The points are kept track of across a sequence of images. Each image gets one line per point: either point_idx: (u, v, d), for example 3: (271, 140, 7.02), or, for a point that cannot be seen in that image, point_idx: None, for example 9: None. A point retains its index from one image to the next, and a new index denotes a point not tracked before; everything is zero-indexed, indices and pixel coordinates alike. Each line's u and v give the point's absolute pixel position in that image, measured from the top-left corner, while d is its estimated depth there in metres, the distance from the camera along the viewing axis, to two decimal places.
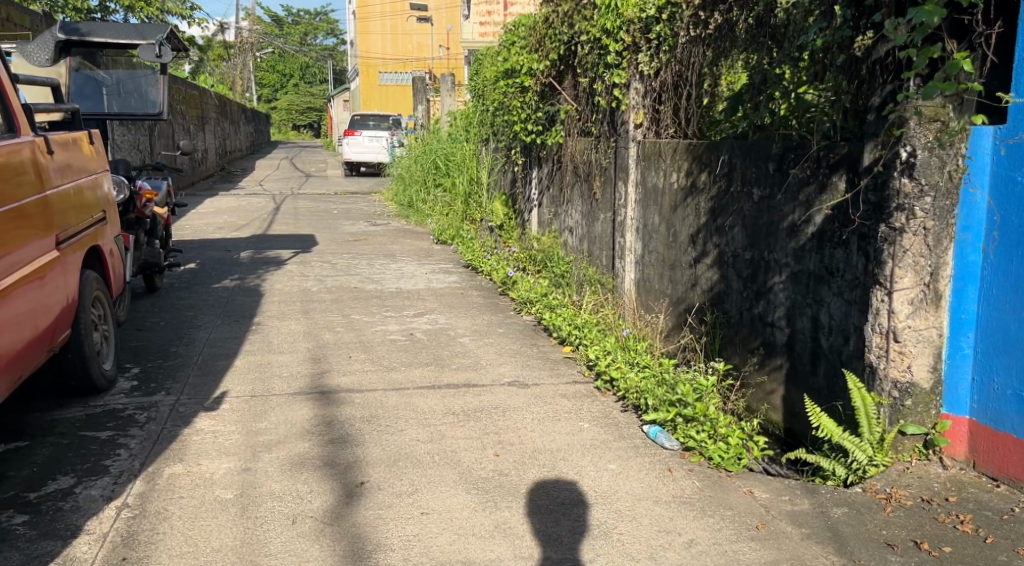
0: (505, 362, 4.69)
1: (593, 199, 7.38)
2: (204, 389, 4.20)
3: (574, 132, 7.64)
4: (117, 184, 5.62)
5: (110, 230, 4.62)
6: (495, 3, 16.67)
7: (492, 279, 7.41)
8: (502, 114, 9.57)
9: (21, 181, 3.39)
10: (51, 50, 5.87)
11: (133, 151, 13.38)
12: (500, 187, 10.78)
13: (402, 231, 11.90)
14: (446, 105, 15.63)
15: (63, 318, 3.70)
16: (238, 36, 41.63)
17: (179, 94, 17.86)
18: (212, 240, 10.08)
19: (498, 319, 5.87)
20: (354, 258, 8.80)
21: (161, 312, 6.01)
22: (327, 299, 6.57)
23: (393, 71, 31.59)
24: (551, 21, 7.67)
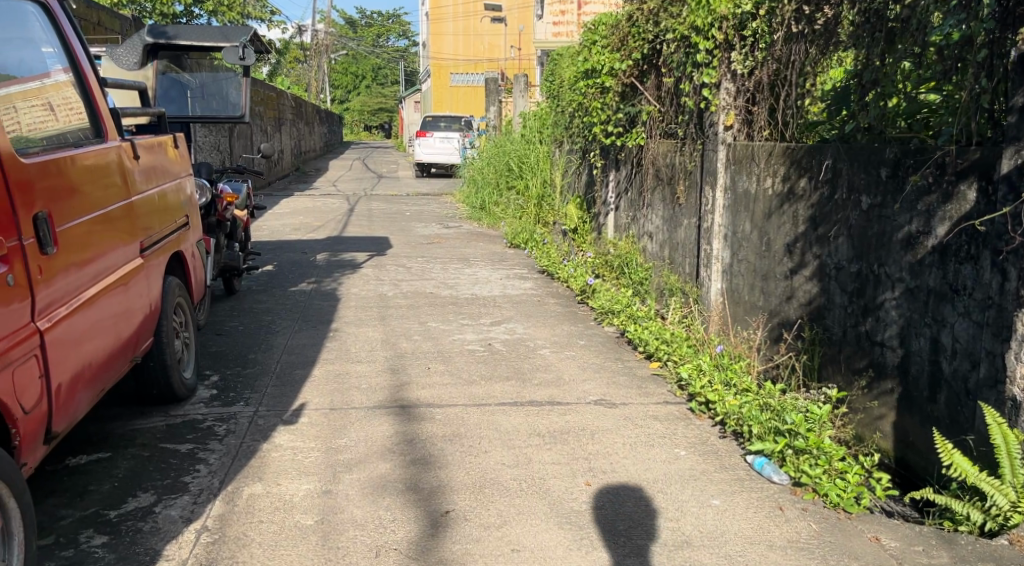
0: (589, 378, 4.48)
1: (676, 204, 7.09)
2: (283, 400, 4.11)
3: (656, 135, 7.38)
4: (200, 188, 5.62)
5: (192, 235, 4.58)
6: (569, 2, 16.46)
7: (569, 286, 7.19)
8: (580, 115, 9.34)
9: (108, 186, 3.32)
10: (140, 54, 5.94)
11: (213, 152, 13.63)
12: (574, 190, 10.55)
13: (474, 234, 11.78)
14: (518, 106, 15.48)
15: (146, 326, 3.64)
16: (314, 39, 42.52)
17: (258, 96, 18.22)
18: (288, 242, 10.15)
19: (579, 330, 5.66)
20: (428, 262, 8.70)
21: (240, 316, 6.00)
22: (403, 305, 6.46)
23: (465, 72, 31.64)
24: (635, 19, 7.40)
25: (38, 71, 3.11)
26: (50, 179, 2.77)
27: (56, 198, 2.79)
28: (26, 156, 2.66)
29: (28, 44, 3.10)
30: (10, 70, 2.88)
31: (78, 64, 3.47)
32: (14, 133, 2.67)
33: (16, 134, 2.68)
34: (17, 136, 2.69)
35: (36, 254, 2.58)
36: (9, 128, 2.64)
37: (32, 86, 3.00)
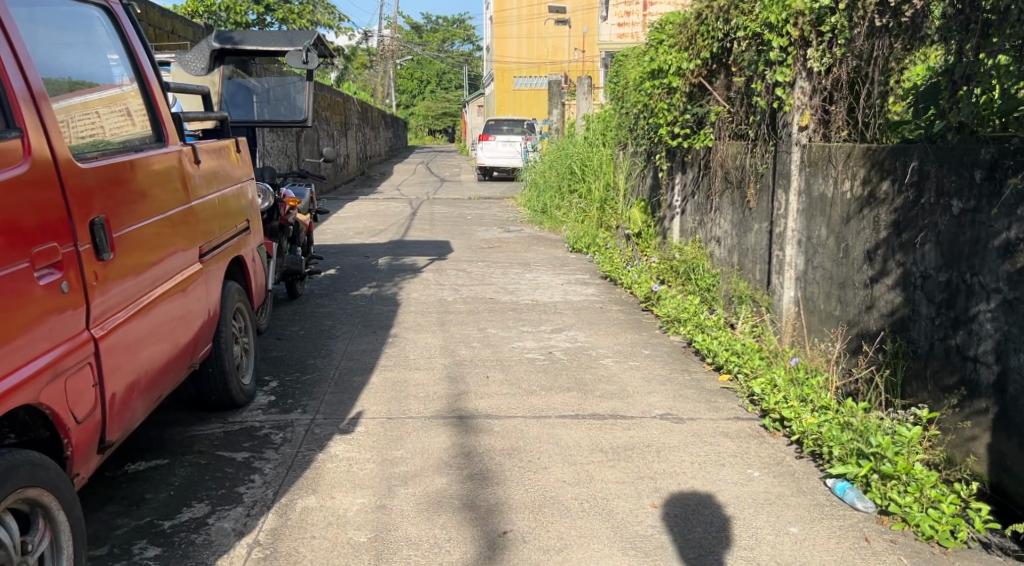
0: (655, 391, 4.29)
1: (747, 208, 6.82)
2: (341, 408, 4.04)
3: (725, 136, 7.13)
4: (263, 192, 5.62)
5: (253, 239, 4.55)
6: (634, 3, 16.20)
7: (633, 292, 6.98)
8: (645, 116, 9.11)
9: (168, 191, 3.28)
10: (207, 59, 6.06)
11: (280, 156, 13.86)
12: (639, 193, 10.31)
13: (536, 238, 11.65)
14: (582, 108, 15.30)
15: (204, 332, 3.61)
16: (380, 44, 43.11)
17: (325, 101, 18.47)
18: (351, 245, 10.19)
19: (643, 339, 5.47)
20: (489, 266, 8.59)
21: (301, 320, 5.99)
22: (463, 310, 6.37)
23: (528, 75, 31.54)
24: (704, 17, 7.18)
25: (100, 78, 3.10)
26: (108, 185, 2.72)
27: (114, 203, 2.76)
28: (84, 160, 2.64)
29: (89, 50, 3.09)
30: (66, 76, 2.84)
31: (141, 70, 3.45)
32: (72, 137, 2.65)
33: (87, 139, 2.78)
34: (75, 141, 2.66)
35: (93, 261, 2.55)
36: (78, 135, 2.73)
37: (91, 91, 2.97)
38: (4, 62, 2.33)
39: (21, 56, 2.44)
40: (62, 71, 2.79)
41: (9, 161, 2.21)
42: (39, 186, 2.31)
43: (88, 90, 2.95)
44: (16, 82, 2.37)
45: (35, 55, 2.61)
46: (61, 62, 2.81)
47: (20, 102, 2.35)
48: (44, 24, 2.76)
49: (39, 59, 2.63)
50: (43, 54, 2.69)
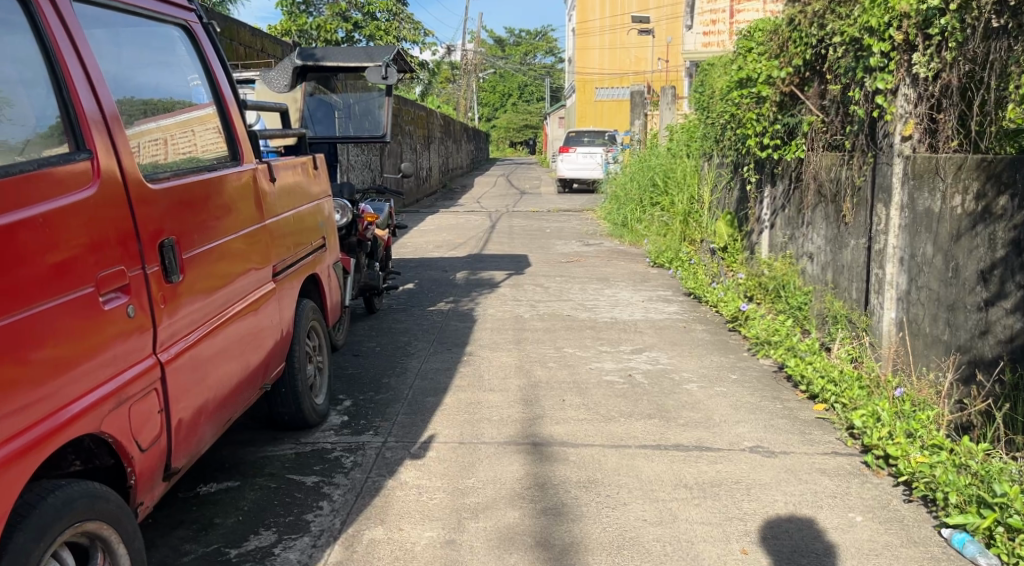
0: (743, 420, 4.02)
1: (843, 222, 6.50)
2: (413, 430, 3.92)
3: (819, 147, 6.81)
4: (341, 208, 5.59)
5: (329, 256, 4.50)
6: (720, 11, 15.79)
7: (718, 310, 6.66)
8: (732, 126, 8.80)
9: (241, 210, 3.22)
10: (290, 75, 6.04)
11: (363, 170, 14.06)
12: (725, 207, 9.97)
13: (616, 252, 11.40)
14: (665, 119, 14.98)
15: (276, 353, 3.54)
16: (463, 59, 43.63)
17: (408, 115, 18.68)
18: (430, 259, 10.18)
19: (729, 362, 5.18)
20: (567, 282, 8.40)
21: (377, 336, 5.93)
22: (540, 327, 6.20)
23: (610, 86, 31.24)
24: (797, 23, 6.96)
25: (175, 99, 3.04)
26: (178, 206, 2.66)
27: (186, 224, 2.71)
28: (155, 181, 2.59)
29: (165, 70, 3.04)
30: (140, 95, 2.79)
31: (219, 89, 3.40)
32: (145, 158, 2.62)
33: (184, 155, 2.97)
34: (145, 161, 2.61)
35: (162, 284, 2.49)
36: (177, 151, 2.94)
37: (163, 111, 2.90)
38: (75, 82, 2.29)
39: (94, 76, 2.39)
40: (134, 89, 2.73)
41: (77, 184, 2.16)
42: (108, 208, 2.26)
43: (159, 108, 2.88)
44: (88, 104, 2.32)
45: (107, 74, 2.55)
46: (134, 81, 2.76)
47: (91, 123, 2.30)
48: (120, 41, 2.71)
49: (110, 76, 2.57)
50: (117, 72, 2.64)
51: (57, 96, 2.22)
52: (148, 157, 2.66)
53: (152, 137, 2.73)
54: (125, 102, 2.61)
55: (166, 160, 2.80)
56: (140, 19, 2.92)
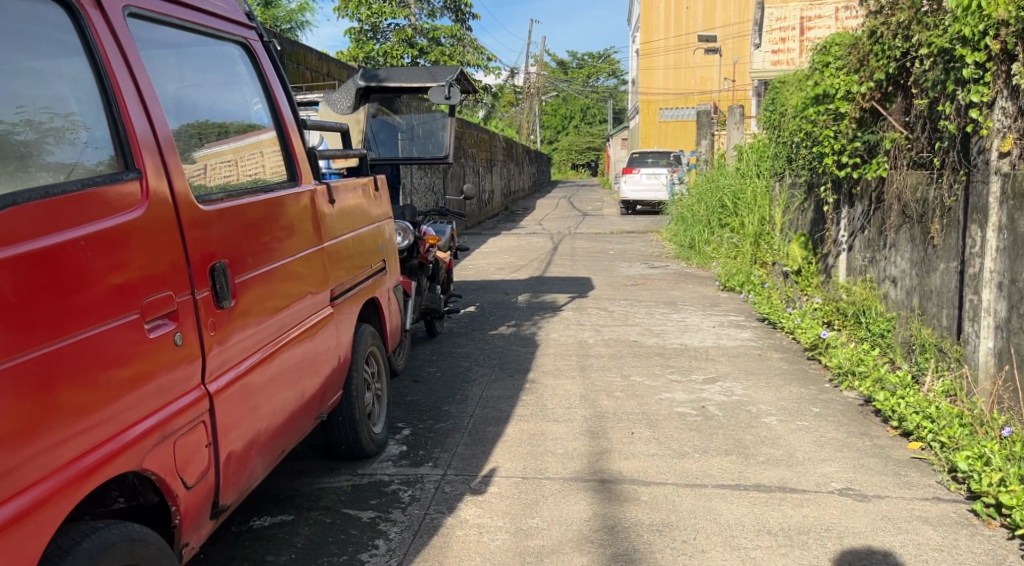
0: (830, 459, 3.71)
1: (932, 244, 6.15)
2: (474, 463, 3.72)
3: (904, 164, 6.58)
4: (403, 230, 5.47)
5: (389, 279, 4.35)
6: (791, 27, 15.37)
7: (796, 337, 6.30)
8: (806, 143, 8.49)
9: (299, 232, 3.08)
10: (353, 97, 5.91)
11: (427, 193, 14.10)
12: (799, 228, 9.59)
13: (683, 274, 11.06)
14: (733, 138, 14.60)
15: (333, 381, 3.39)
16: (526, 82, 43.89)
17: (471, 137, 18.74)
18: (493, 281, 10.03)
19: (810, 394, 4.85)
20: (633, 305, 8.12)
21: (438, 360, 5.77)
22: (606, 354, 5.95)
23: (675, 107, 30.93)
24: (880, 35, 6.75)
25: (228, 121, 2.90)
26: (231, 229, 2.53)
27: (240, 246, 2.57)
28: (208, 202, 2.45)
29: (220, 89, 2.90)
30: (197, 114, 2.68)
31: (278, 108, 3.27)
32: (198, 180, 2.50)
33: (250, 176, 2.96)
34: (198, 183, 2.49)
35: (214, 309, 2.36)
36: (244, 173, 2.94)
37: (229, 134, 2.87)
38: (125, 101, 2.15)
39: (146, 94, 2.25)
40: (187, 110, 2.59)
41: (123, 206, 2.03)
42: (157, 230, 2.13)
43: (212, 132, 2.73)
44: (140, 123, 2.19)
45: (159, 92, 2.41)
46: (187, 101, 2.62)
47: (142, 143, 2.17)
48: (173, 59, 2.57)
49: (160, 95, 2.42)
50: (169, 91, 2.49)
51: (107, 115, 2.09)
52: (218, 178, 2.70)
53: (222, 158, 2.76)
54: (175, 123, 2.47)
55: (237, 181, 2.84)
56: (197, 35, 2.79)
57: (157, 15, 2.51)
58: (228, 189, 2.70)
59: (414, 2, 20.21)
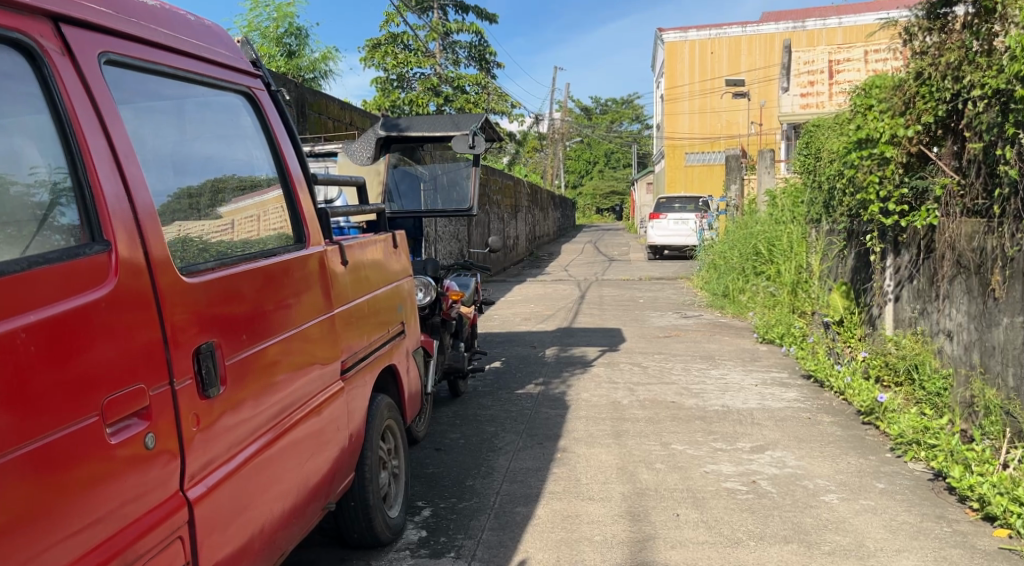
0: (907, 549, 3.27)
1: (992, 296, 5.72)
2: (501, 553, 3.33)
3: (957, 212, 6.26)
4: (423, 286, 5.13)
5: (408, 343, 4.00)
6: (819, 71, 15.16)
7: (847, 398, 5.84)
8: (845, 189, 8.18)
9: (303, 300, 2.72)
10: (374, 147, 5.59)
11: (450, 241, 13.83)
12: (839, 277, 9.16)
13: (717, 324, 10.62)
14: (764, 183, 14.26)
15: (343, 464, 3.00)
16: (551, 128, 44.13)
17: (495, 185, 18.58)
18: (519, 334, 9.67)
19: (872, 465, 4.41)
20: (667, 360, 7.70)
21: (462, 424, 5.38)
22: (642, 417, 5.53)
23: (700, 152, 30.82)
24: (926, 76, 6.56)
25: (217, 177, 2.57)
26: (221, 300, 2.17)
27: (232, 322, 2.22)
28: (193, 272, 2.11)
29: (213, 143, 2.58)
30: (184, 171, 2.38)
31: (283, 163, 2.94)
32: (180, 247, 2.17)
33: (275, 231, 2.80)
34: (180, 250, 2.16)
35: (197, 399, 2.00)
36: (268, 228, 2.77)
37: (254, 188, 2.76)
38: (95, 161, 1.83)
39: (123, 151, 1.93)
40: (171, 167, 2.29)
41: (85, 284, 1.68)
42: (130, 309, 1.78)
43: (202, 199, 2.44)
44: (112, 183, 1.86)
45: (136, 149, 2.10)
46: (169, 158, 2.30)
47: (112, 210, 1.84)
48: (157, 110, 2.26)
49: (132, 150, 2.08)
50: (150, 145, 2.19)
51: (71, 177, 1.78)
52: (241, 236, 2.62)
53: (245, 214, 2.67)
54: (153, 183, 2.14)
55: (259, 237, 2.70)
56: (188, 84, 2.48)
57: (143, 61, 2.20)
58: (219, 257, 2.37)
59: (439, 53, 20.37)
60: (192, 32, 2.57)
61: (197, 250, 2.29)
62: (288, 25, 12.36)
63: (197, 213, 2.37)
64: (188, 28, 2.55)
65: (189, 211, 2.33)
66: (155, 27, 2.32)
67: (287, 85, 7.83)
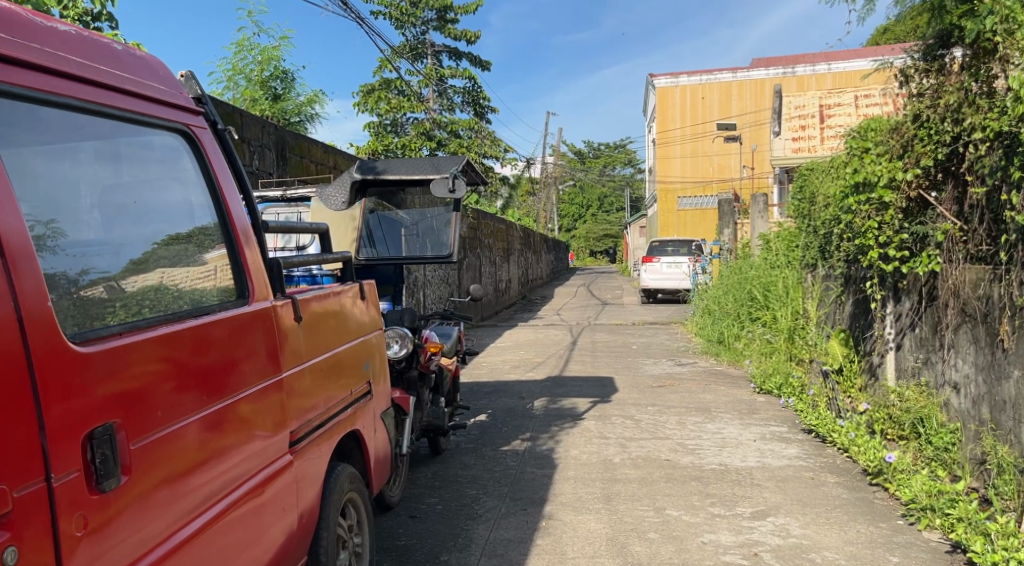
0: None
1: (1001, 347, 5.42)
2: None
3: (959, 258, 6.01)
4: (401, 337, 4.76)
5: (376, 406, 3.68)
6: (810, 115, 15.08)
7: (851, 455, 5.51)
8: (841, 234, 7.96)
9: (243, 366, 2.44)
10: (349, 191, 5.34)
11: (439, 286, 13.54)
12: (837, 324, 8.87)
13: (713, 372, 10.29)
14: (757, 227, 14.06)
15: (293, 548, 2.68)
16: (544, 172, 44.23)
17: (487, 229, 18.38)
18: (508, 383, 9.31)
19: (882, 534, 4.07)
20: (661, 413, 7.33)
21: (441, 486, 5.01)
22: (635, 477, 5.17)
23: (693, 196, 30.87)
24: (924, 119, 6.34)
25: (131, 227, 2.27)
26: (127, 378, 1.91)
27: (143, 399, 1.96)
28: (84, 339, 1.84)
29: (129, 188, 2.30)
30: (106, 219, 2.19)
31: (226, 208, 2.65)
32: (100, 307, 2.03)
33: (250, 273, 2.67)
34: (82, 310, 1.95)
35: (85, 496, 1.74)
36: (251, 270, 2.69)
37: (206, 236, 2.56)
38: None
39: None
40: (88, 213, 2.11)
41: None
42: None
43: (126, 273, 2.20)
44: None
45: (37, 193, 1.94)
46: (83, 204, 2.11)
47: None
48: (56, 152, 2.03)
49: (38, 199, 1.94)
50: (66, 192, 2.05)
51: None
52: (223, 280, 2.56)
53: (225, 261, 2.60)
54: (70, 230, 2.00)
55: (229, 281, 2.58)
56: (103, 120, 2.19)
57: (44, 94, 1.96)
58: (132, 318, 2.12)
59: (433, 98, 20.39)
60: (121, 62, 2.30)
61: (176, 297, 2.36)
62: (273, 68, 12.15)
63: (184, 259, 2.44)
64: (113, 57, 2.27)
65: (176, 258, 2.41)
66: (62, 52, 2.04)
67: (267, 128, 7.54)
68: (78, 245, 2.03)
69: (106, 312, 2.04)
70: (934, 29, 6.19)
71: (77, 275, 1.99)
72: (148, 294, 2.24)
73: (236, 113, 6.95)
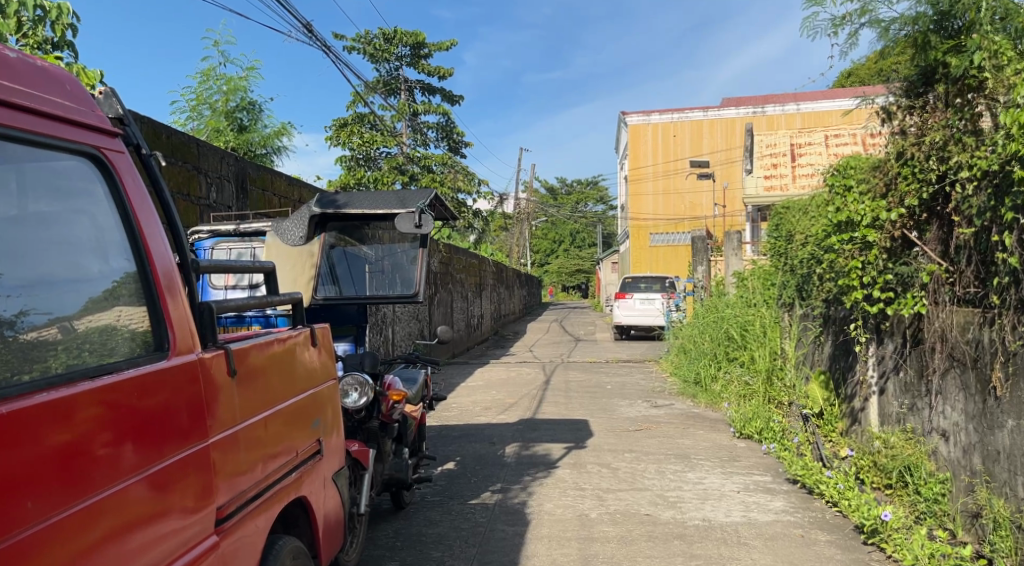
0: None
1: (993, 394, 5.16)
2: None
3: (946, 299, 5.79)
4: (360, 385, 4.36)
5: (325, 466, 3.31)
6: (782, 154, 15.00)
7: (842, 509, 5.19)
8: (821, 273, 7.73)
9: (172, 429, 2.17)
10: (307, 226, 4.98)
11: (409, 322, 13.11)
12: (816, 365, 8.64)
13: (690, 415, 9.96)
14: (732, 265, 13.86)
15: None
16: (517, 207, 44.11)
17: (459, 264, 18.02)
18: (478, 426, 8.89)
19: None
20: (639, 460, 6.97)
21: (403, 547, 4.60)
22: (613, 536, 4.79)
23: (666, 232, 30.88)
24: (908, 157, 6.12)
25: (18, 267, 1.89)
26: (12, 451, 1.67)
27: (20, 484, 1.68)
28: None
29: (27, 223, 1.94)
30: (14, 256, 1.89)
31: (146, 245, 2.30)
32: (37, 348, 1.91)
33: (177, 324, 2.34)
34: (20, 355, 1.86)
35: None
36: (175, 323, 2.33)
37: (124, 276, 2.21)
38: None
39: None
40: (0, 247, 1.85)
41: None
42: None
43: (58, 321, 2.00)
44: None
45: None
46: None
47: None
48: None
49: None
50: None
51: None
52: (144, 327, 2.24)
53: (138, 307, 2.24)
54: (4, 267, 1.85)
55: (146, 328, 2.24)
56: None
57: None
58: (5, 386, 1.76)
59: (405, 131, 20.12)
60: (15, 73, 1.95)
61: (128, 338, 2.18)
62: (239, 99, 11.82)
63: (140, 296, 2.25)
64: (7, 67, 1.93)
65: (133, 293, 2.23)
66: None
67: (226, 160, 7.15)
68: (5, 284, 1.85)
69: (48, 353, 1.92)
70: (918, 65, 6.01)
71: (13, 317, 1.87)
72: (94, 336, 2.08)
73: (192, 144, 6.56)
